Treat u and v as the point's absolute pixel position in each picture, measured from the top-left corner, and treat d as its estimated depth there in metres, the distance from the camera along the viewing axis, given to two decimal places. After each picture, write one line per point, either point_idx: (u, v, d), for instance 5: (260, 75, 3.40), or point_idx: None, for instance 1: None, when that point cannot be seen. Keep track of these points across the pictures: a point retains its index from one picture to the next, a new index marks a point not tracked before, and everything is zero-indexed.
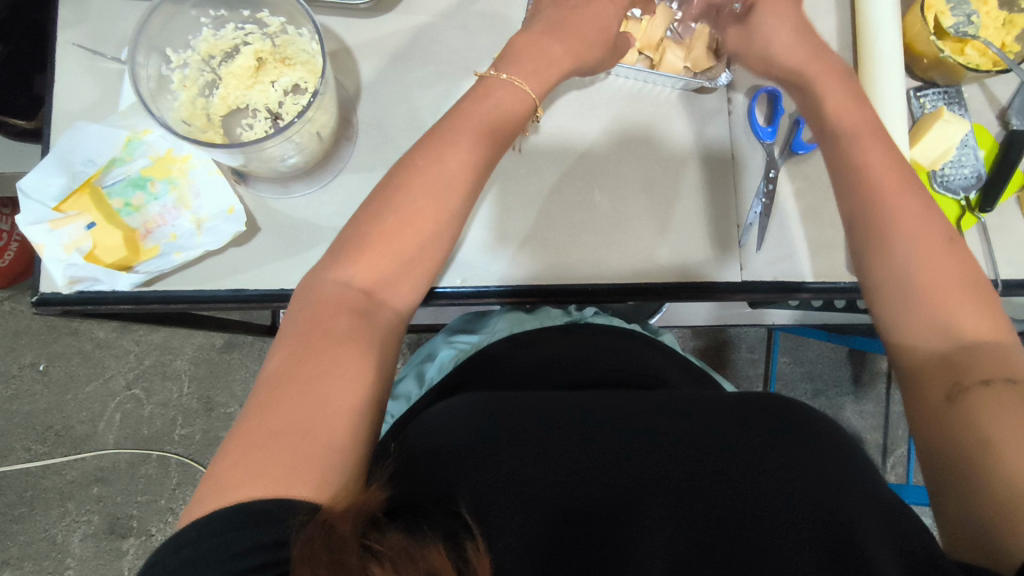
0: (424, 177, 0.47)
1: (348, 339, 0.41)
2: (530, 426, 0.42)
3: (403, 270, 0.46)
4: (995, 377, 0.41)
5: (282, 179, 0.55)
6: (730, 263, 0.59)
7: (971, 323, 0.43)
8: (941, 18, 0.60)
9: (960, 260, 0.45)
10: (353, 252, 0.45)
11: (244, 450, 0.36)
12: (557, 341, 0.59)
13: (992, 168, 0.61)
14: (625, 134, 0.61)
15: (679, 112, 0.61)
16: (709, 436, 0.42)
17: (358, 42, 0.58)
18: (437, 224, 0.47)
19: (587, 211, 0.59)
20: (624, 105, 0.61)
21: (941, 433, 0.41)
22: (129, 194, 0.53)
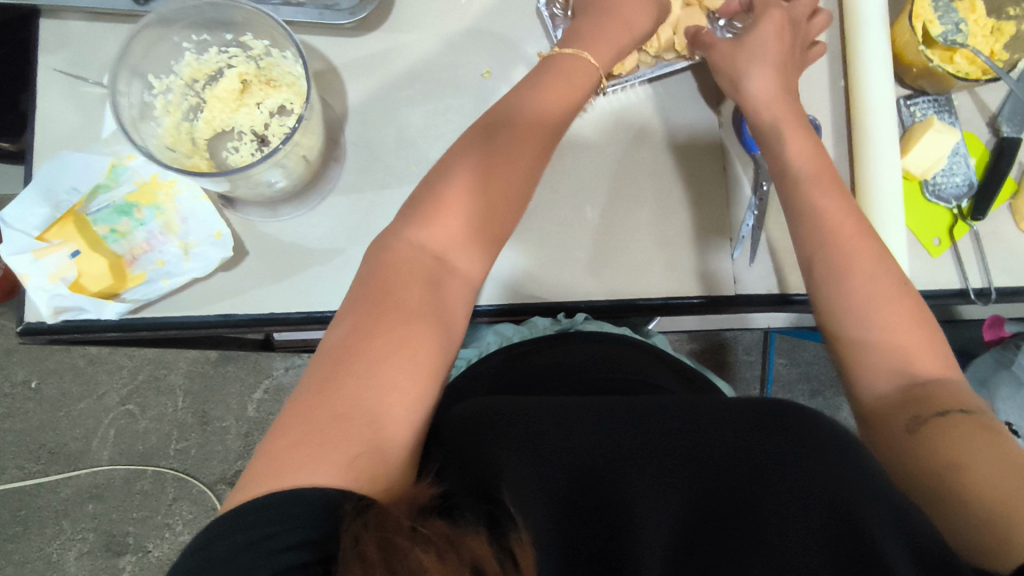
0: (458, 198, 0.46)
1: (418, 314, 0.42)
2: (545, 423, 0.43)
3: (472, 232, 0.46)
4: (951, 409, 0.42)
5: (269, 202, 0.55)
6: (723, 275, 0.59)
7: (922, 359, 0.45)
8: (929, 28, 0.60)
9: (906, 294, 0.47)
10: (427, 214, 0.46)
11: (304, 425, 0.36)
12: (553, 350, 0.59)
13: (984, 175, 0.61)
14: (625, 130, 0.60)
15: (686, 107, 0.61)
16: (721, 435, 0.41)
17: (343, 62, 0.57)
18: (491, 219, 0.47)
19: (579, 224, 0.59)
20: (624, 105, 0.60)
21: (903, 464, 0.42)
22: (115, 220, 0.52)
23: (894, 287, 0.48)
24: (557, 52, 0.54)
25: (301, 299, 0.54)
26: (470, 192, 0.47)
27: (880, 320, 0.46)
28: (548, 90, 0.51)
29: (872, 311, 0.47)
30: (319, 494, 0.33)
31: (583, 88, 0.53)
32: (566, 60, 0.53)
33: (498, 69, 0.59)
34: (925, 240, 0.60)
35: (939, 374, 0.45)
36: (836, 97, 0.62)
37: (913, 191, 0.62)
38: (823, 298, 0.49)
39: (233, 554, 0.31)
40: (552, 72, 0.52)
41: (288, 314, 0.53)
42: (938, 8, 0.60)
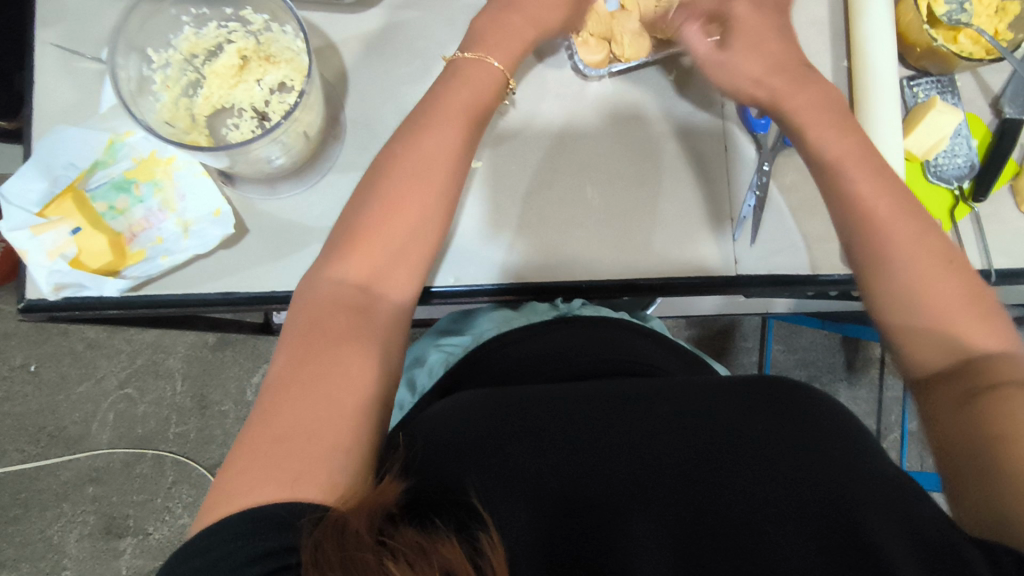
0: (400, 202, 0.46)
1: (347, 336, 0.42)
2: (533, 417, 0.42)
3: (397, 255, 0.46)
4: (1005, 382, 0.41)
5: (269, 180, 0.54)
6: (724, 257, 0.59)
7: (981, 336, 0.44)
8: (934, 8, 0.59)
9: (959, 275, 0.45)
10: (346, 247, 0.45)
11: (251, 451, 0.36)
12: (543, 336, 0.59)
13: (985, 157, 0.61)
14: (598, 130, 0.60)
15: (657, 108, 0.60)
16: (708, 421, 0.42)
17: (342, 38, 0.57)
18: (424, 215, 0.47)
19: (579, 204, 0.59)
20: (581, 113, 0.60)
21: (958, 436, 0.41)
22: (113, 197, 0.52)
23: (946, 271, 0.45)
24: (459, 57, 0.53)
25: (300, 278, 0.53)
26: (415, 194, 0.47)
27: (924, 279, 0.45)
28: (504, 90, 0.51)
29: (924, 300, 0.45)
30: (278, 509, 0.34)
31: (493, 89, 0.52)
32: (469, 62, 0.52)
33: None
34: None
35: (996, 349, 0.43)
36: (838, 78, 0.62)
37: (914, 172, 0.62)
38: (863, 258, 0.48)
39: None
40: (458, 74, 0.51)
41: (288, 293, 0.53)
42: None
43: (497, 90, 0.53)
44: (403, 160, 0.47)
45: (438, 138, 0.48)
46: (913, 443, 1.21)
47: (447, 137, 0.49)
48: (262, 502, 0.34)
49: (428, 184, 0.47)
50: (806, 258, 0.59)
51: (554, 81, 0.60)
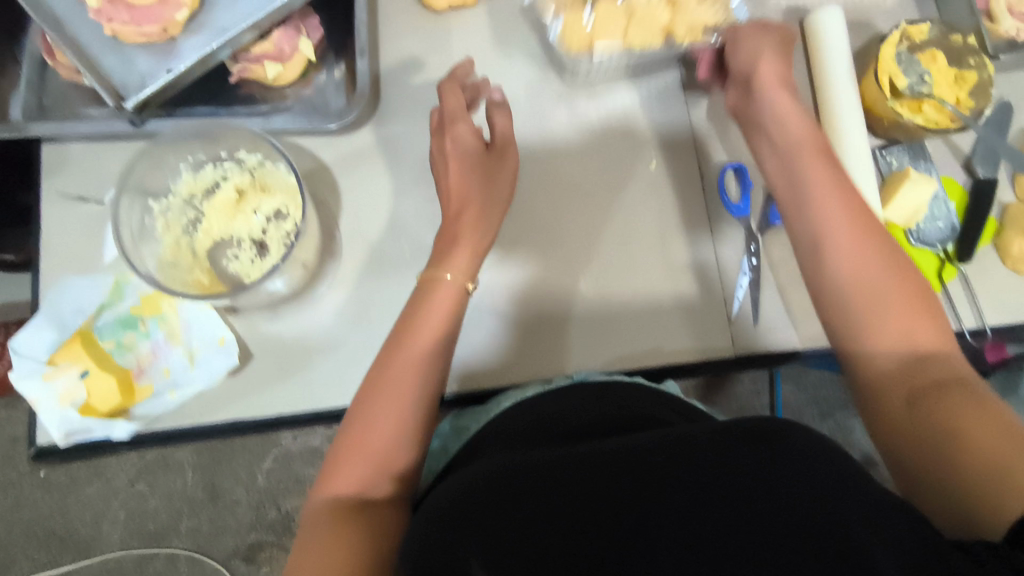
0: (372, 420, 0.47)
1: (334, 538, 0.43)
2: (524, 513, 0.36)
3: (382, 463, 0.47)
4: (954, 380, 0.43)
5: (270, 303, 0.56)
6: (721, 338, 0.59)
7: (928, 333, 0.45)
8: (895, 81, 0.62)
9: (900, 273, 0.47)
10: (334, 461, 0.47)
11: None
12: (556, 398, 0.52)
13: (964, 218, 0.62)
14: (587, 212, 0.61)
15: (645, 187, 0.62)
16: (727, 496, 0.35)
17: (334, 158, 0.59)
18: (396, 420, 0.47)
19: (572, 297, 0.59)
20: (571, 195, 0.61)
21: (918, 459, 0.41)
22: (120, 334, 0.53)
23: (908, 304, 0.46)
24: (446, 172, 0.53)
25: (306, 398, 0.54)
26: (402, 355, 0.49)
27: (852, 268, 0.47)
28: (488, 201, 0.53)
29: (860, 308, 0.47)
30: None
31: (490, 193, 0.53)
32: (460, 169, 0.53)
33: None
34: None
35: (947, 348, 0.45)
36: None
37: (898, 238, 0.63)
38: (823, 291, 0.49)
39: None
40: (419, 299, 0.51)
41: (296, 415, 0.54)
42: (901, 62, 0.62)
43: (489, 225, 0.53)
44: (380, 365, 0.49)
45: (397, 375, 0.48)
46: None
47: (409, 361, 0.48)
48: None
49: (414, 361, 0.49)
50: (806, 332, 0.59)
51: (552, 172, 0.62)
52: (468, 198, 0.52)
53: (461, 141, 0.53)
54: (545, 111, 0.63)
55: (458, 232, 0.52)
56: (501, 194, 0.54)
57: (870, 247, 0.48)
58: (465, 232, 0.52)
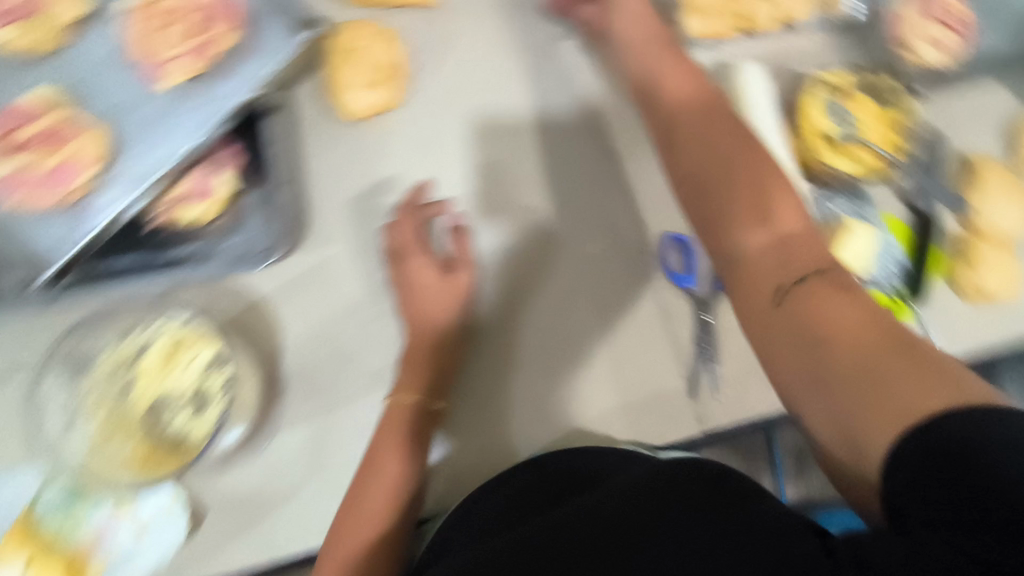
0: (357, 501, 0.50)
1: None
2: None
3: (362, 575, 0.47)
4: (807, 274, 0.40)
5: (219, 458, 0.53)
6: (688, 419, 0.57)
7: (790, 214, 0.43)
8: (826, 129, 0.61)
9: (781, 184, 0.45)
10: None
11: None
12: (529, 471, 0.53)
13: (914, 257, 0.61)
14: (535, 309, 0.59)
15: (592, 276, 0.60)
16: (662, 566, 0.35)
17: (267, 291, 0.57)
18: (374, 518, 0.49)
19: (532, 402, 0.57)
20: (515, 293, 0.59)
21: (768, 330, 0.40)
22: (60, 517, 0.49)
23: (780, 233, 0.42)
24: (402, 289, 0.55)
25: (266, 552, 0.52)
26: (380, 473, 0.50)
27: (741, 211, 0.44)
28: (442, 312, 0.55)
29: (732, 203, 0.44)
30: None
31: (442, 309, 0.55)
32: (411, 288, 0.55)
33: None
34: None
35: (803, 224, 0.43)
36: None
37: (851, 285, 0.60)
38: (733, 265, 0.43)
39: None
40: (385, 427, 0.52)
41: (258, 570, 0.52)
42: (829, 108, 0.61)
43: (450, 336, 0.55)
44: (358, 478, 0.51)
45: (365, 517, 0.49)
46: None
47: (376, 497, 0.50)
48: None
49: (387, 478, 0.50)
50: (778, 399, 0.58)
51: (499, 270, 0.59)
52: (424, 312, 0.54)
53: (418, 270, 0.55)
54: (485, 204, 0.60)
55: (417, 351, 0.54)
56: (459, 300, 0.55)
57: (798, 237, 0.42)
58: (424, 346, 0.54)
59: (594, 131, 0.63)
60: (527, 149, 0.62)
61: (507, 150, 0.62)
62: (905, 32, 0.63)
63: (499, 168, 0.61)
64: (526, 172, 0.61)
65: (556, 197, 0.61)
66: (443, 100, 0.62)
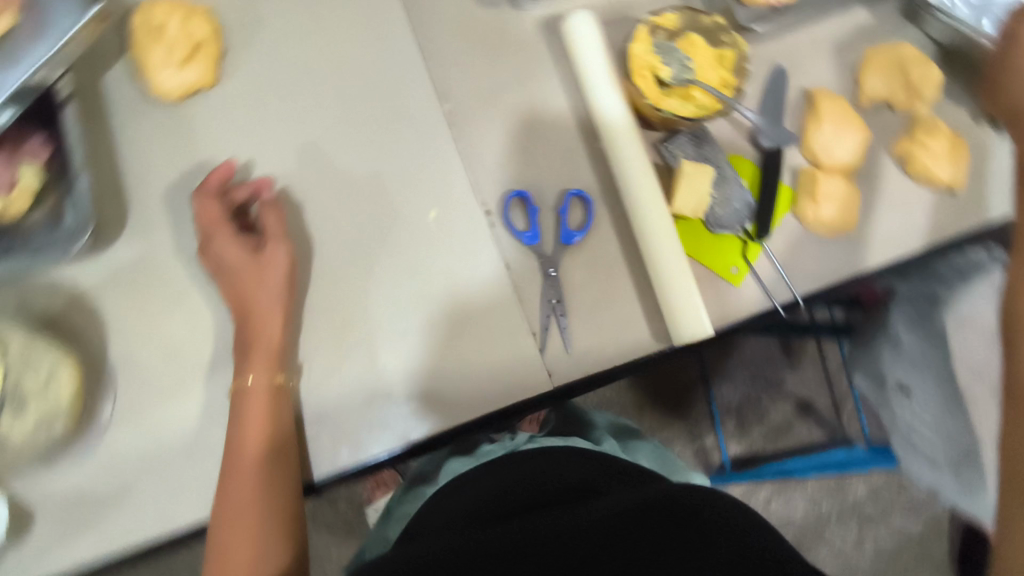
0: (232, 513, 0.50)
1: None
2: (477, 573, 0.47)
3: (258, 558, 0.50)
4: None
5: (43, 456, 0.52)
6: (537, 373, 0.57)
7: None
8: (658, 73, 0.60)
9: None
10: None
11: None
12: (494, 475, 0.63)
13: (758, 194, 0.62)
14: (374, 276, 0.58)
15: (433, 239, 0.59)
16: (627, 550, 0.48)
17: (91, 284, 0.55)
18: (255, 514, 0.50)
19: (377, 372, 0.57)
20: (354, 266, 0.58)
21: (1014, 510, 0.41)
22: None
23: None
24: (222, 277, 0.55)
25: (102, 547, 0.51)
26: (238, 469, 0.51)
27: None
28: (263, 289, 0.54)
29: None
30: None
31: (266, 291, 0.54)
32: (235, 272, 0.54)
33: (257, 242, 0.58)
34: (722, 271, 0.61)
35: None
36: (597, 162, 0.61)
37: (698, 228, 0.62)
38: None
39: None
40: (237, 418, 0.52)
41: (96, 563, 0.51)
42: (661, 52, 0.61)
43: (275, 321, 0.54)
44: (223, 473, 0.51)
45: (238, 503, 0.50)
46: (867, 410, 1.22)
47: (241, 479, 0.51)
48: None
49: (239, 469, 0.51)
50: (622, 349, 0.58)
51: (332, 242, 0.59)
52: (247, 287, 0.54)
53: (226, 251, 0.54)
54: (313, 180, 0.59)
55: (248, 335, 0.53)
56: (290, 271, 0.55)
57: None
58: (254, 331, 0.53)
59: (420, 98, 0.61)
60: (354, 120, 0.60)
61: (332, 124, 0.60)
62: None
63: (325, 144, 0.60)
64: (353, 143, 0.60)
65: (382, 167, 0.60)
66: (264, 76, 0.60)
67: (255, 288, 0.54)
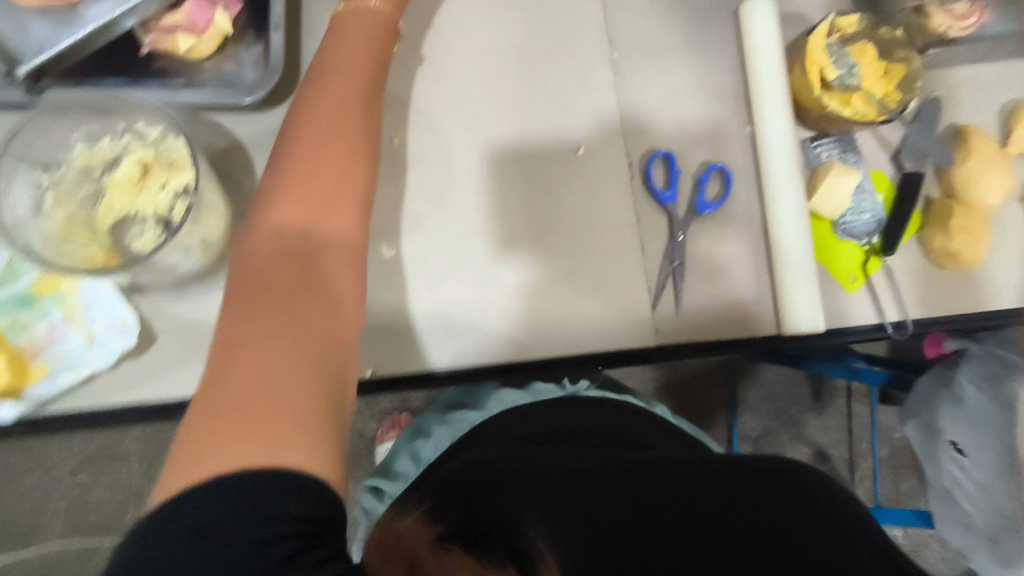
0: (323, 140, 0.47)
1: (302, 327, 0.40)
2: (555, 477, 0.52)
3: (331, 199, 0.46)
4: None
5: (177, 282, 0.54)
6: (644, 325, 0.58)
7: None
8: (825, 72, 0.61)
9: None
10: (277, 194, 0.45)
11: (212, 421, 0.35)
12: (561, 411, 0.64)
13: (890, 212, 0.63)
14: (508, 197, 0.60)
15: (570, 177, 0.60)
16: (700, 486, 0.51)
17: (252, 137, 0.57)
18: (348, 148, 0.48)
19: (494, 286, 0.58)
20: (492, 182, 0.60)
21: None
22: (16, 312, 0.51)
23: None
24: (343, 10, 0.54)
25: None
26: (345, 105, 0.49)
27: None
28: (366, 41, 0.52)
29: None
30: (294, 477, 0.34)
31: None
32: (356, 14, 0.53)
33: (408, 135, 0.60)
34: (840, 278, 0.62)
35: None
36: (744, 143, 0.63)
37: (825, 231, 0.63)
38: None
39: (183, 539, 0.31)
40: (337, 28, 0.53)
41: None
42: (832, 53, 0.61)
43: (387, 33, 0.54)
44: (323, 77, 0.50)
45: (337, 65, 0.51)
46: (881, 469, 1.23)
47: (275, 245, 0.44)
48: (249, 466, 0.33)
49: (359, 63, 0.51)
50: (731, 325, 0.59)
51: (467, 154, 0.60)
52: (365, 28, 0.53)
53: None
54: (461, 91, 0.61)
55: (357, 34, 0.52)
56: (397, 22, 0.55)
57: None
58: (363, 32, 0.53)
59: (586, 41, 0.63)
60: (512, 46, 0.62)
61: (491, 42, 0.62)
62: None
63: (482, 58, 0.61)
64: (507, 66, 0.61)
65: (538, 89, 0.61)
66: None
67: (339, 118, 0.49)
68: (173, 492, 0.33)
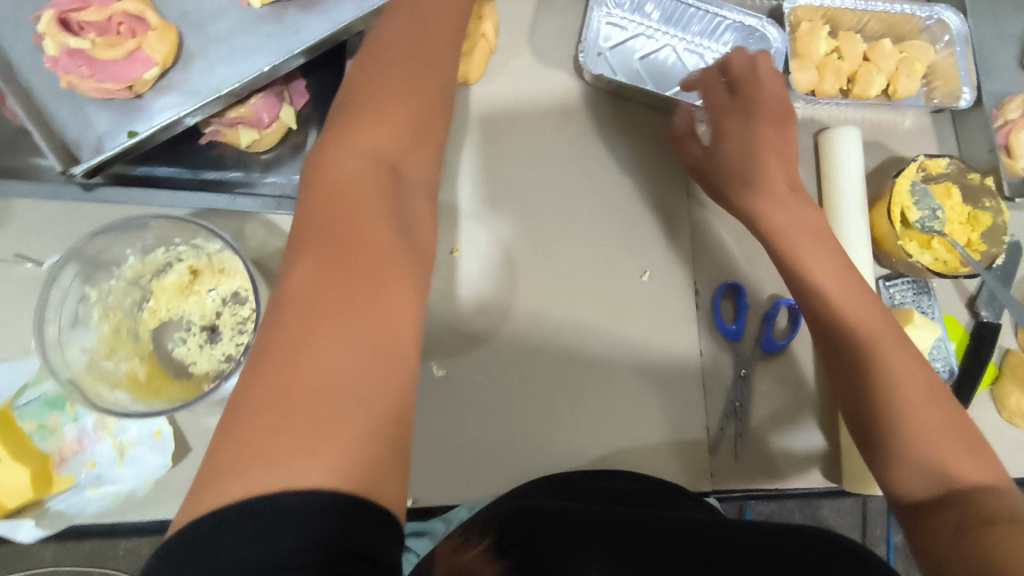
0: (383, 83, 0.39)
1: (383, 251, 0.34)
2: (631, 522, 0.38)
3: (409, 113, 0.39)
4: (1000, 518, 0.37)
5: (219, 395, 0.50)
6: (703, 468, 0.55)
7: (972, 473, 0.41)
8: (907, 214, 0.59)
9: (948, 413, 0.44)
10: (350, 118, 0.37)
11: (282, 392, 0.28)
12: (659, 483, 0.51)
13: (963, 361, 0.59)
14: (568, 313, 0.56)
15: (635, 298, 0.58)
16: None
17: None
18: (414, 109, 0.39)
19: (549, 416, 0.54)
20: (556, 299, 0.56)
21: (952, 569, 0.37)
22: (45, 415, 0.48)
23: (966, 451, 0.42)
24: None
25: None
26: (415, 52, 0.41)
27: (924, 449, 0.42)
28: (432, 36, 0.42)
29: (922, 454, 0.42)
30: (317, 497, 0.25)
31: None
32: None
33: (467, 247, 0.56)
34: None
35: (984, 483, 0.41)
36: None
37: None
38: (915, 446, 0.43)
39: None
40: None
41: None
42: (915, 193, 0.59)
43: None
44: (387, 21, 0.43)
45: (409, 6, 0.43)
46: None
47: (359, 160, 0.36)
48: (285, 487, 0.25)
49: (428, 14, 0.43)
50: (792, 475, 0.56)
51: (525, 259, 0.57)
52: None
53: None
54: (521, 199, 0.59)
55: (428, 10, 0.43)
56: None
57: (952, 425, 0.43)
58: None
59: (655, 157, 0.61)
60: (575, 158, 0.60)
61: (553, 162, 0.60)
62: (1004, 134, 0.63)
63: (544, 177, 0.59)
64: (568, 182, 0.60)
65: (609, 199, 0.60)
66: (512, 96, 0.61)
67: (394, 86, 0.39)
68: (204, 510, 0.25)
